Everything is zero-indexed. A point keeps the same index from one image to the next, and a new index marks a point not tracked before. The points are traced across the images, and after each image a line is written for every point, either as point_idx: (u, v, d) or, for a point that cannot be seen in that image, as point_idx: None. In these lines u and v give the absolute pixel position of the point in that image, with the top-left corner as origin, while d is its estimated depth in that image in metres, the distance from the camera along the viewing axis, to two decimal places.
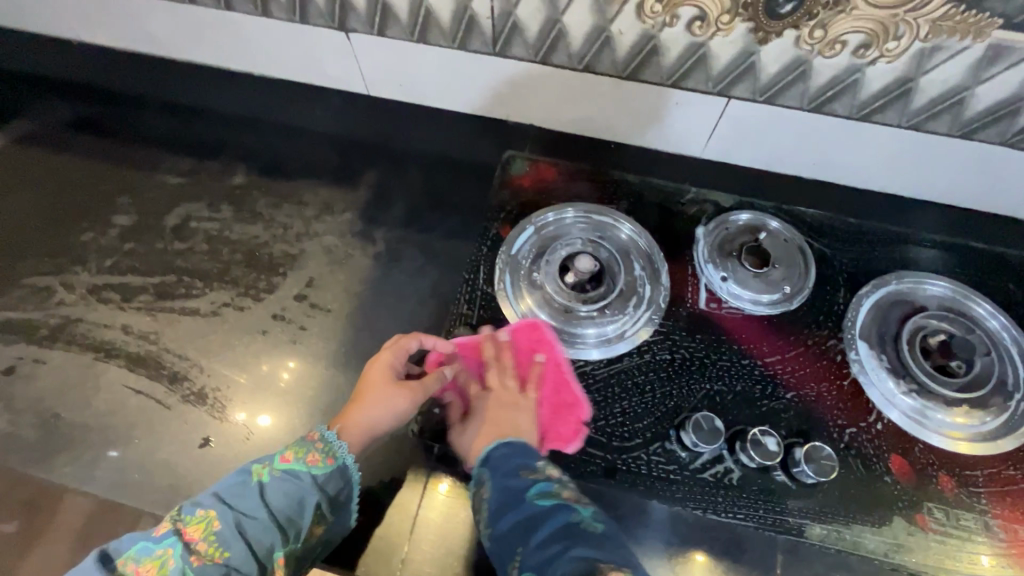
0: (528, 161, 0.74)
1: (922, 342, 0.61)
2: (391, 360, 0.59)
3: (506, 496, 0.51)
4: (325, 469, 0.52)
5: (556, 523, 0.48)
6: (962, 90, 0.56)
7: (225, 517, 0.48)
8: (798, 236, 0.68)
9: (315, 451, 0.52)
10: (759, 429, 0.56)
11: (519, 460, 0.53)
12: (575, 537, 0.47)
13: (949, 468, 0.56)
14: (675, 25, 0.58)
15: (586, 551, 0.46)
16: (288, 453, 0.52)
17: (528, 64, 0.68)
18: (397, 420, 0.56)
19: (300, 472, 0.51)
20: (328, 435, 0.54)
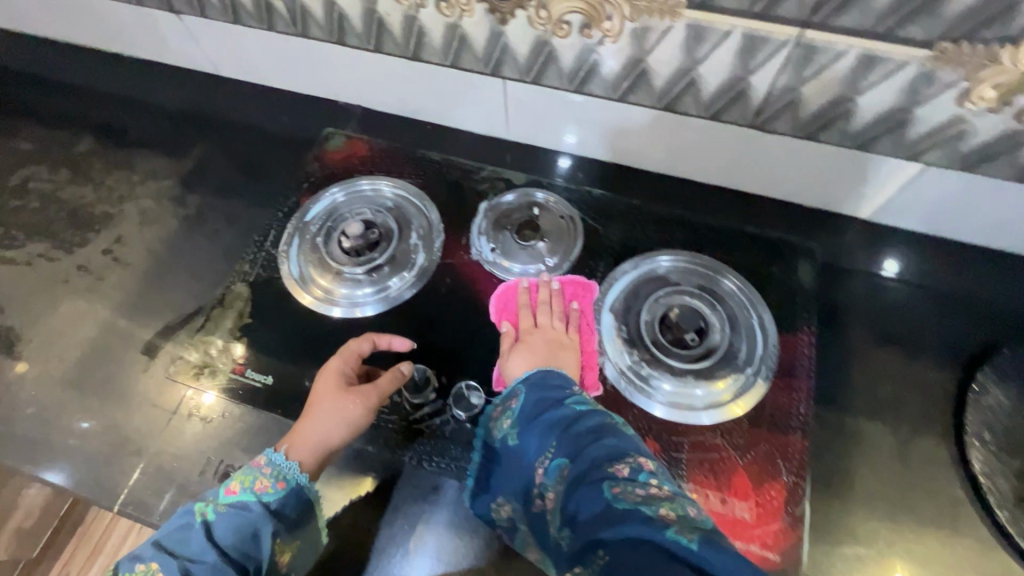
0: (344, 137, 0.79)
1: (664, 319, 0.63)
2: (338, 366, 0.60)
3: (542, 402, 0.52)
4: (278, 494, 0.52)
5: (589, 424, 0.48)
6: (687, 71, 0.59)
7: (172, 565, 0.47)
8: (573, 212, 0.71)
9: (263, 478, 0.53)
10: (466, 385, 0.62)
11: (555, 382, 0.54)
12: (608, 433, 0.47)
13: (657, 436, 0.58)
14: (427, 6, 0.62)
15: (620, 443, 0.46)
16: (234, 485, 0.52)
17: (331, 45, 0.72)
18: (350, 427, 0.56)
19: (250, 502, 0.51)
20: (274, 458, 0.54)
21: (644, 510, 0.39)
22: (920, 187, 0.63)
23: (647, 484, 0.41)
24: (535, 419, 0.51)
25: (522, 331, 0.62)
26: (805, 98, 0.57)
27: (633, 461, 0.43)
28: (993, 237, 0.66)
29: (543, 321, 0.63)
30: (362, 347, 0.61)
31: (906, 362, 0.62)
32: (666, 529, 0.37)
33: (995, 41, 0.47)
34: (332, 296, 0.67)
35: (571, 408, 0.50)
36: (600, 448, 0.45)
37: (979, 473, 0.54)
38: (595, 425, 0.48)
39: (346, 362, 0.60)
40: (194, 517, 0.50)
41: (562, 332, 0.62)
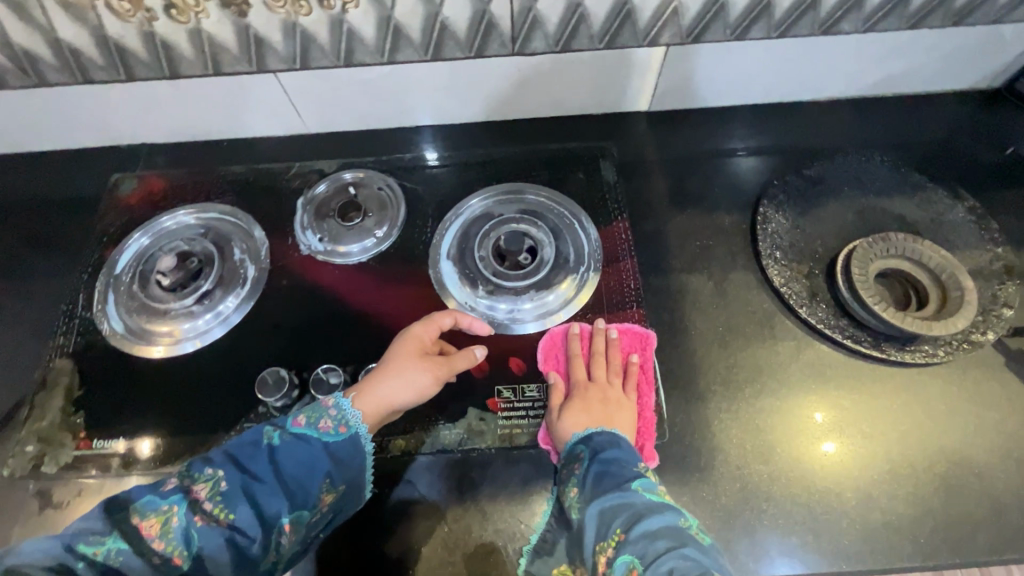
0: (136, 179, 0.75)
1: (498, 250, 0.67)
2: (421, 333, 0.59)
3: (607, 481, 0.48)
4: (337, 437, 0.52)
5: (663, 520, 0.43)
6: (434, 17, 0.62)
7: (234, 478, 0.48)
8: (388, 181, 0.73)
9: (328, 417, 0.53)
10: (324, 368, 0.61)
11: (620, 454, 0.51)
12: (685, 538, 0.42)
13: (520, 352, 0.62)
14: (158, 18, 0.60)
15: (697, 552, 0.41)
16: (301, 418, 0.52)
17: (79, 86, 0.67)
18: (415, 393, 0.56)
19: (312, 437, 0.51)
20: (342, 403, 0.54)
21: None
22: (672, 67, 0.71)
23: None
24: (601, 496, 0.47)
25: (578, 384, 0.58)
26: (544, 14, 0.62)
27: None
28: (746, 92, 0.77)
29: (597, 374, 0.59)
30: (444, 323, 0.60)
31: (707, 218, 0.71)
32: None
33: None
34: (168, 337, 0.64)
35: (642, 497, 0.46)
36: (685, 553, 0.40)
37: (779, 283, 0.64)
38: (674, 527, 0.43)
39: (428, 332, 0.60)
40: (264, 438, 0.51)
41: (617, 390, 0.58)
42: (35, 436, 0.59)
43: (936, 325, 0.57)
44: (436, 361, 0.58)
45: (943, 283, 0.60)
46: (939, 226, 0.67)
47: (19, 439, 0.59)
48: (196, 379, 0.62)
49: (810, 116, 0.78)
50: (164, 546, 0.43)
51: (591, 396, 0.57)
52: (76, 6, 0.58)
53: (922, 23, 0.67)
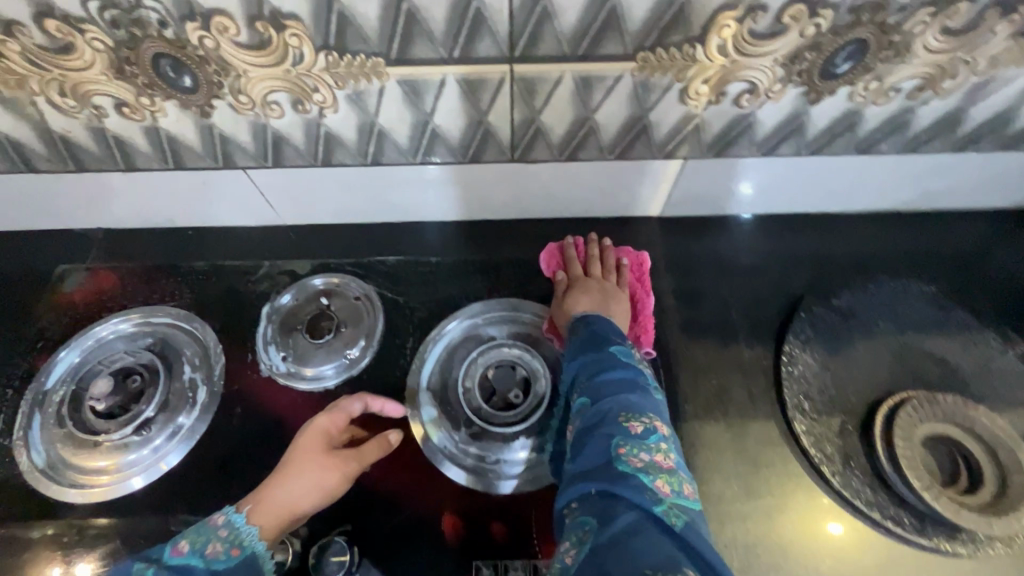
0: (86, 272, 0.67)
1: (484, 382, 0.59)
2: (326, 424, 0.53)
3: (590, 340, 0.52)
4: (228, 563, 0.44)
5: (621, 375, 0.47)
6: (424, 124, 0.54)
7: None
8: (366, 289, 0.65)
9: (216, 541, 0.45)
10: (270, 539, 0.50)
11: (607, 326, 0.53)
12: (636, 388, 0.46)
13: (503, 518, 0.53)
14: (108, 115, 0.52)
15: (644, 404, 0.45)
16: (182, 545, 0.44)
17: (22, 174, 0.60)
18: (323, 497, 0.50)
19: (196, 566, 0.42)
20: (234, 519, 0.46)
21: (643, 478, 0.39)
22: (689, 178, 0.64)
23: (654, 451, 0.41)
24: (578, 353, 0.51)
25: (575, 278, 0.60)
26: (547, 125, 0.55)
27: (647, 425, 0.43)
28: (769, 203, 0.69)
29: (592, 271, 0.61)
30: (353, 408, 0.54)
31: (724, 350, 0.62)
32: (658, 503, 0.37)
33: (684, 43, 0.46)
34: (94, 473, 0.55)
35: (612, 353, 0.49)
36: (627, 400, 0.44)
37: (808, 446, 0.55)
38: (630, 380, 0.47)
39: (334, 422, 0.53)
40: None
41: (615, 286, 0.60)
42: None
43: (998, 521, 0.49)
44: (344, 452, 0.52)
45: (999, 459, 0.52)
46: (989, 377, 0.59)
47: None
48: (119, 532, 0.53)
49: (838, 230, 0.70)
50: None
51: (591, 288, 0.58)
52: (13, 100, 0.51)
53: (969, 147, 0.60)
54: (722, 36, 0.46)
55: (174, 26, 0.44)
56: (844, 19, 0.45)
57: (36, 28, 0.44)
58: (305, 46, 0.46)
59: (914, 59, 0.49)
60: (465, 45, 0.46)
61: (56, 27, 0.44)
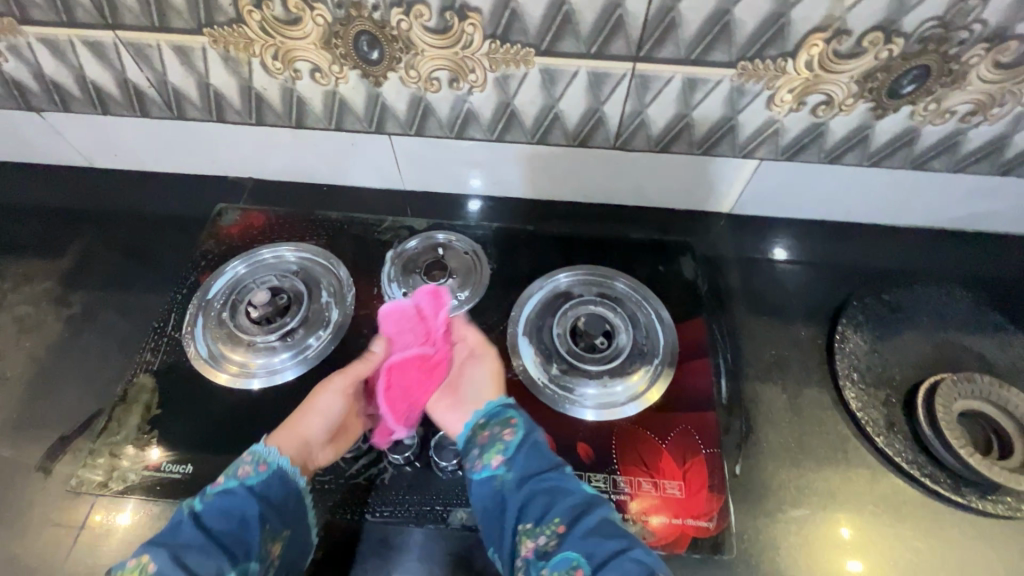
0: (239, 211, 0.79)
1: (575, 329, 0.68)
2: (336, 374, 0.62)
3: (549, 477, 0.51)
4: (260, 477, 0.51)
5: (598, 514, 0.49)
6: (550, 108, 0.66)
7: (160, 558, 0.43)
8: (474, 248, 0.76)
9: (245, 464, 0.52)
10: None
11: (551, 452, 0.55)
12: (618, 535, 0.47)
13: (589, 440, 0.62)
14: (302, 78, 0.65)
15: (639, 550, 0.45)
16: (217, 477, 0.51)
17: (212, 123, 0.73)
18: (329, 416, 0.58)
19: (234, 485, 0.50)
20: (258, 447, 0.53)
21: None
22: (761, 179, 0.74)
23: None
24: (541, 492, 0.50)
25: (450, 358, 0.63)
26: (651, 118, 0.66)
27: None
28: (827, 209, 0.79)
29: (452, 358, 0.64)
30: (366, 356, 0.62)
31: (781, 328, 0.71)
32: None
33: (779, 56, 0.57)
34: (244, 369, 0.66)
35: (581, 494, 0.50)
36: (626, 557, 0.44)
37: (856, 409, 0.63)
38: (608, 518, 0.49)
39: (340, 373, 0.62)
40: (183, 510, 0.48)
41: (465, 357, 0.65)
42: (108, 450, 0.60)
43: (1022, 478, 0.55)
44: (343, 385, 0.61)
45: None
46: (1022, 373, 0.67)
47: (93, 450, 0.60)
48: (266, 417, 0.63)
49: (887, 239, 0.79)
50: None
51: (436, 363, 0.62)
52: (234, 60, 0.64)
53: (1012, 172, 0.69)
54: (811, 53, 0.57)
55: (383, 10, 0.57)
56: (913, 48, 0.56)
57: (279, 3, 0.57)
58: (476, 34, 0.58)
59: (970, 86, 0.59)
60: (602, 44, 0.58)
61: (294, 4, 0.57)
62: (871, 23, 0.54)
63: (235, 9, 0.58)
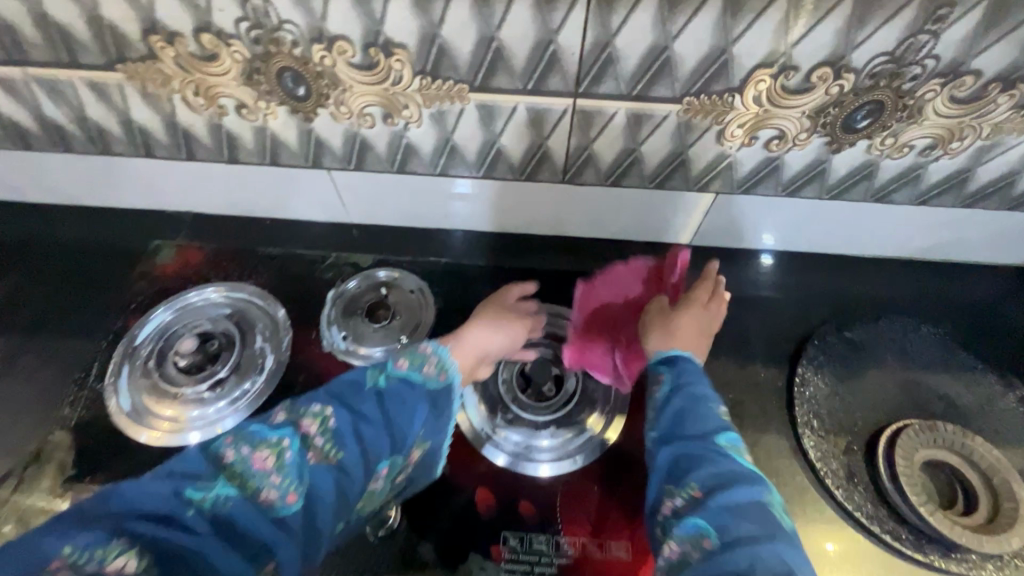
0: (175, 249, 0.75)
1: (522, 374, 0.65)
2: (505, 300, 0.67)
3: (692, 432, 0.46)
4: (438, 386, 0.52)
5: (748, 493, 0.41)
6: (492, 143, 0.63)
7: (342, 417, 0.47)
8: (421, 285, 0.73)
9: (430, 363, 0.52)
10: None
11: (713, 403, 0.48)
12: (768, 523, 0.40)
13: (532, 497, 0.58)
14: (228, 113, 0.62)
15: (778, 547, 0.38)
16: (403, 361, 0.52)
17: (140, 158, 0.69)
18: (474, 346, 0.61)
19: (415, 379, 0.51)
20: (441, 350, 0.54)
21: None
22: (719, 211, 0.71)
23: None
24: (682, 445, 0.45)
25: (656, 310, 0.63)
26: (598, 153, 0.63)
27: None
28: (789, 241, 0.76)
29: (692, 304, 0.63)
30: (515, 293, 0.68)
31: (741, 368, 0.68)
32: None
33: (725, 92, 0.54)
34: (168, 421, 0.62)
35: (734, 465, 0.43)
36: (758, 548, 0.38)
37: (815, 459, 0.60)
38: (759, 500, 0.41)
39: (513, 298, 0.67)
40: (369, 380, 0.50)
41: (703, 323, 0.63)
42: (14, 516, 0.56)
43: (987, 539, 0.53)
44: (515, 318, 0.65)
45: (994, 488, 0.56)
46: (989, 415, 0.64)
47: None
48: None
49: (853, 270, 0.76)
50: (280, 479, 0.42)
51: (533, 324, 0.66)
52: (154, 96, 0.60)
53: (977, 205, 0.66)
54: (758, 89, 0.54)
55: (303, 46, 0.53)
56: (863, 83, 0.53)
57: (192, 39, 0.54)
58: (405, 70, 0.55)
59: (925, 121, 0.56)
60: (539, 79, 0.55)
61: (208, 40, 0.53)
62: (818, 59, 0.51)
63: (147, 44, 0.54)
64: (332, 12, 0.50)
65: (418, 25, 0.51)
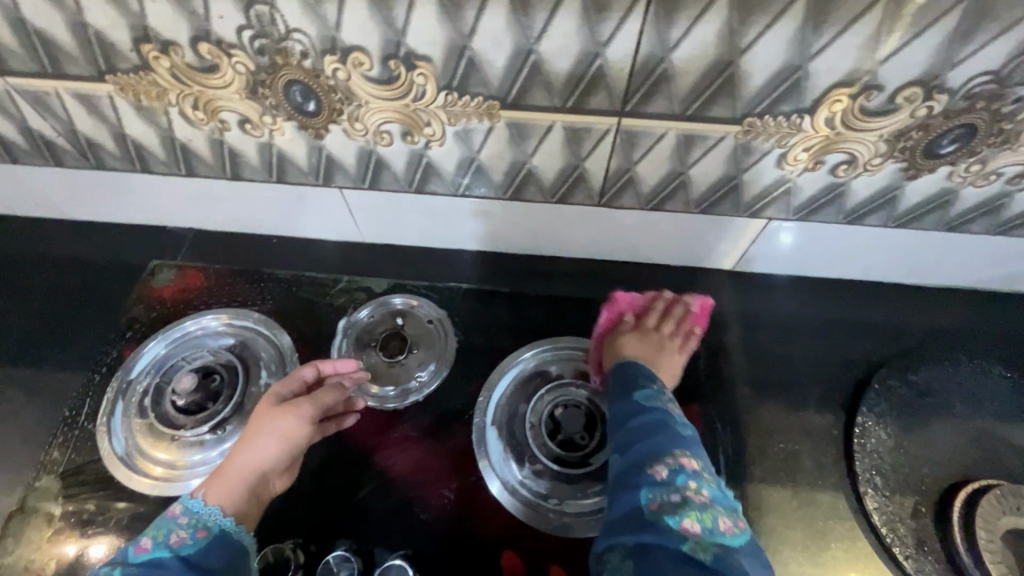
0: (175, 269, 0.70)
1: (551, 419, 0.59)
2: (279, 390, 0.55)
3: (619, 400, 0.53)
4: (198, 545, 0.44)
5: (649, 416, 0.49)
6: (522, 164, 0.56)
7: None
8: (440, 314, 0.66)
9: (178, 529, 0.44)
10: (338, 554, 0.50)
11: (645, 378, 0.55)
12: (661, 429, 0.48)
13: (564, 562, 0.53)
14: (230, 129, 0.56)
15: (666, 442, 0.46)
16: (144, 542, 0.43)
17: (136, 173, 0.63)
18: (277, 445, 0.51)
19: (168, 556, 0.42)
20: (192, 506, 0.45)
21: (670, 520, 0.40)
22: (769, 238, 0.64)
23: (681, 488, 0.42)
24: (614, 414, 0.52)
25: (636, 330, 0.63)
26: (641, 176, 0.56)
27: (672, 463, 0.44)
28: (844, 268, 0.69)
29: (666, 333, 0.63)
30: (303, 373, 0.56)
31: (792, 414, 0.62)
32: (684, 540, 0.39)
33: (793, 113, 0.47)
34: (166, 467, 0.57)
35: (638, 403, 0.51)
36: (646, 446, 0.46)
37: (880, 525, 0.54)
38: (634, 507, 0.42)
39: (287, 386, 0.55)
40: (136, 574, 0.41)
41: (680, 351, 0.62)
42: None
43: None
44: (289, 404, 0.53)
45: None
46: None
47: None
48: None
49: (913, 302, 0.69)
50: None
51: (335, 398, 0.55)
52: (149, 110, 0.54)
53: None
54: (832, 110, 0.47)
55: (313, 58, 0.47)
56: (957, 105, 0.46)
57: (189, 49, 0.47)
58: (429, 84, 0.48)
59: (1021, 147, 0.49)
60: (580, 97, 0.48)
61: (207, 50, 0.47)
62: (907, 78, 0.44)
63: (138, 54, 0.48)
64: (347, 19, 0.44)
65: (445, 35, 0.44)
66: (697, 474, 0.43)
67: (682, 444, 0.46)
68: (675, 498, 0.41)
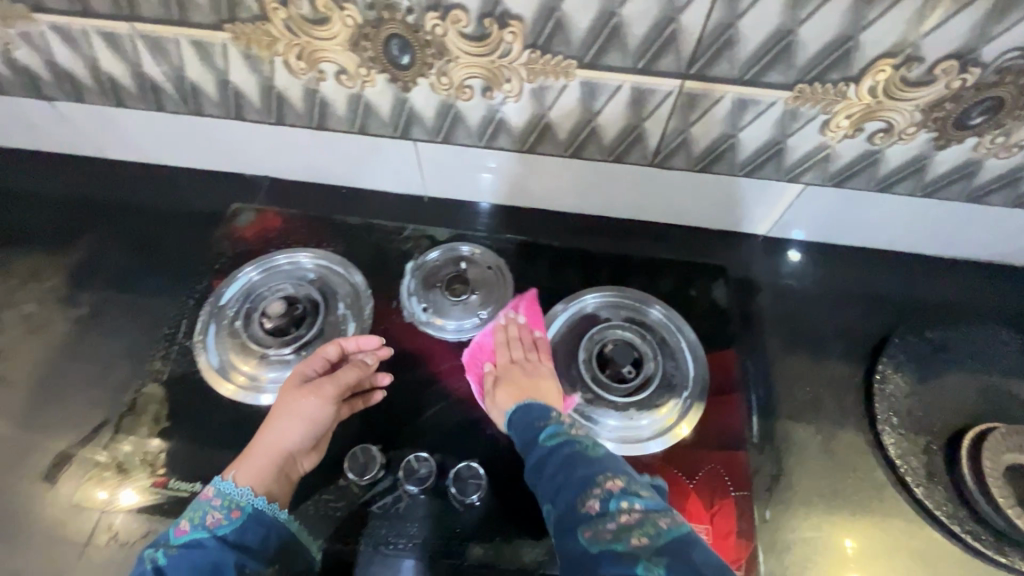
0: (255, 212, 0.75)
1: (600, 354, 0.65)
2: (305, 367, 0.60)
3: (528, 440, 0.53)
4: (232, 525, 0.51)
5: (560, 451, 0.50)
6: (587, 122, 0.62)
7: None
8: (500, 262, 0.72)
9: (215, 510, 0.51)
10: (416, 455, 0.59)
11: (540, 410, 0.55)
12: (578, 462, 0.48)
13: None
14: (327, 79, 0.62)
15: (587, 472, 0.47)
16: (184, 524, 0.50)
17: (229, 120, 0.69)
18: (304, 425, 0.56)
19: (203, 538, 0.49)
20: (224, 488, 0.52)
21: (617, 547, 0.41)
22: (804, 203, 0.70)
23: (615, 513, 0.43)
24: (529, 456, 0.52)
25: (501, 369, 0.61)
26: (694, 137, 0.62)
27: (601, 490, 0.45)
28: (870, 236, 0.74)
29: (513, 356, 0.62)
30: (326, 352, 0.60)
31: (817, 364, 0.68)
32: (636, 563, 0.39)
33: (841, 81, 0.53)
34: (253, 381, 0.64)
35: (545, 446, 0.51)
36: (569, 486, 0.46)
37: (895, 457, 0.61)
38: (583, 552, 0.42)
39: (310, 365, 0.60)
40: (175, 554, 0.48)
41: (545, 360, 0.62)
42: (114, 462, 0.59)
43: None
44: (314, 386, 0.58)
45: None
46: None
47: (100, 463, 0.59)
48: None
49: (932, 271, 0.75)
50: None
51: (355, 376, 0.59)
52: (256, 58, 0.60)
53: None
54: (876, 79, 0.53)
55: (417, 14, 0.53)
56: (989, 78, 0.51)
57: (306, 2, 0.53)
58: (516, 42, 0.54)
59: None
60: (650, 59, 0.54)
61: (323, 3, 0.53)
62: (946, 51, 0.50)
63: (260, 6, 0.55)
64: None
65: None
66: (625, 492, 0.44)
67: (602, 467, 0.47)
68: (613, 526, 0.42)
